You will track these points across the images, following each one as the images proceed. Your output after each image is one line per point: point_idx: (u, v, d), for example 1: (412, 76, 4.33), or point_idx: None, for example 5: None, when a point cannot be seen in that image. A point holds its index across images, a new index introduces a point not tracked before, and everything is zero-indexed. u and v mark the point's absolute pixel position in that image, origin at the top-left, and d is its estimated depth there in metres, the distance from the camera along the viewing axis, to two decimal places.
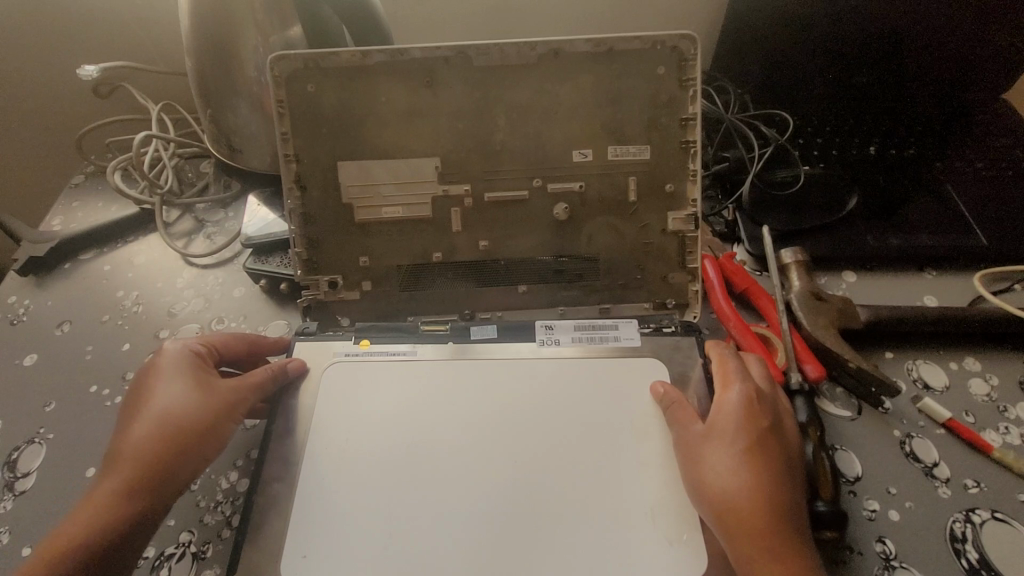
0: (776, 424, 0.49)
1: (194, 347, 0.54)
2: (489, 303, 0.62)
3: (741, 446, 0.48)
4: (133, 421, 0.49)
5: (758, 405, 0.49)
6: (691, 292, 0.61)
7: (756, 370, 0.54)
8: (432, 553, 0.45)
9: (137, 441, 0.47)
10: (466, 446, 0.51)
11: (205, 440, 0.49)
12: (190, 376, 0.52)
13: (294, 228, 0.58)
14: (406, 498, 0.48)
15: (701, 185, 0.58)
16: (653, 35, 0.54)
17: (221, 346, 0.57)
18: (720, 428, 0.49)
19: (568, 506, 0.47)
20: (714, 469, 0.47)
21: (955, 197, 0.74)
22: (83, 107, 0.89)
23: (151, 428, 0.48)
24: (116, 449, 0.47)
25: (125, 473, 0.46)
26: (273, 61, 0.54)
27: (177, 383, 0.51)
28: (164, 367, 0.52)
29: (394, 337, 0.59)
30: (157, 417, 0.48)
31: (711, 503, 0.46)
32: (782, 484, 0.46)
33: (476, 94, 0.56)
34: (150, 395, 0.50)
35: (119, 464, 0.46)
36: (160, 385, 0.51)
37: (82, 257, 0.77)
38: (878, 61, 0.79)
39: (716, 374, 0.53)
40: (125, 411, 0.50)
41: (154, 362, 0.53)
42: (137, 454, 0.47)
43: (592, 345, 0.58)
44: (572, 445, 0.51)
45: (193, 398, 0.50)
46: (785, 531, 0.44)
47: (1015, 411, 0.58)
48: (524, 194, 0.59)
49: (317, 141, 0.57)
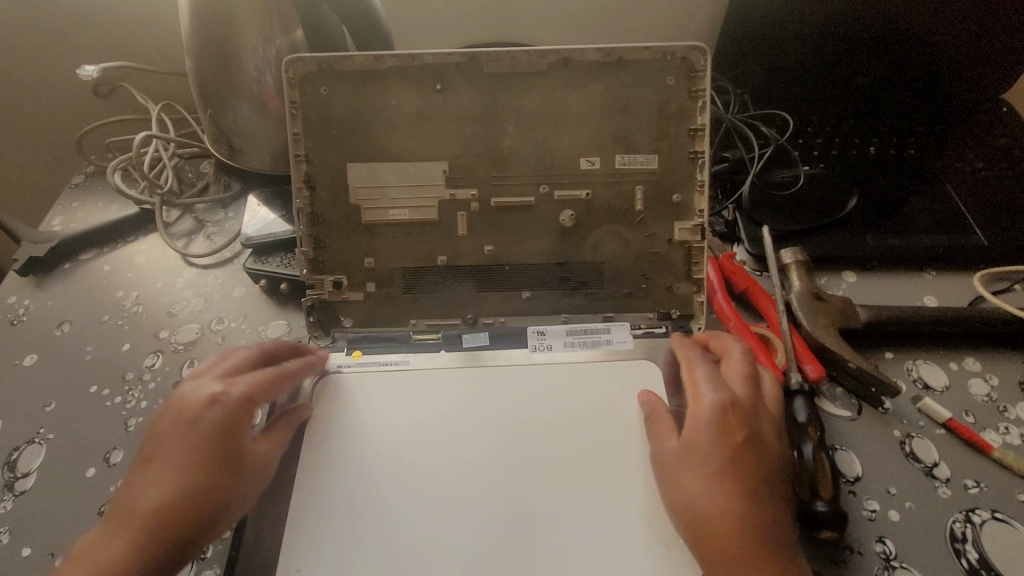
0: (753, 433, 0.48)
1: (233, 398, 0.49)
2: (492, 308, 0.61)
3: (716, 464, 0.46)
4: (159, 472, 0.45)
5: (732, 417, 0.48)
6: (697, 303, 0.60)
7: (731, 373, 0.52)
8: (428, 560, 0.45)
9: (161, 501, 0.44)
10: (453, 450, 0.51)
11: (229, 515, 0.46)
12: (225, 424, 0.47)
13: (300, 227, 0.58)
14: (404, 500, 0.48)
15: (707, 196, 0.57)
16: (665, 46, 0.54)
17: (262, 383, 0.51)
18: (696, 444, 0.48)
19: (561, 513, 0.47)
20: (691, 489, 0.46)
21: (955, 197, 0.73)
22: (82, 107, 0.89)
23: (175, 493, 0.44)
24: (137, 502, 0.44)
25: (147, 525, 0.43)
26: (288, 63, 0.55)
27: (211, 448, 0.46)
28: (199, 419, 0.47)
29: (385, 347, 0.60)
30: (182, 470, 0.45)
31: (690, 523, 0.45)
32: (760, 499, 0.45)
33: (488, 100, 0.56)
34: (182, 441, 0.46)
35: (133, 521, 0.44)
36: (187, 430, 0.46)
37: (82, 257, 0.77)
38: (875, 61, 0.80)
39: (688, 384, 0.52)
40: (152, 447, 0.47)
41: (189, 402, 0.48)
42: (156, 517, 0.44)
43: (585, 349, 0.59)
44: (564, 453, 0.51)
45: (222, 453, 0.46)
46: (763, 548, 0.43)
47: (1015, 411, 0.58)
48: (529, 201, 0.58)
49: (328, 142, 0.57)
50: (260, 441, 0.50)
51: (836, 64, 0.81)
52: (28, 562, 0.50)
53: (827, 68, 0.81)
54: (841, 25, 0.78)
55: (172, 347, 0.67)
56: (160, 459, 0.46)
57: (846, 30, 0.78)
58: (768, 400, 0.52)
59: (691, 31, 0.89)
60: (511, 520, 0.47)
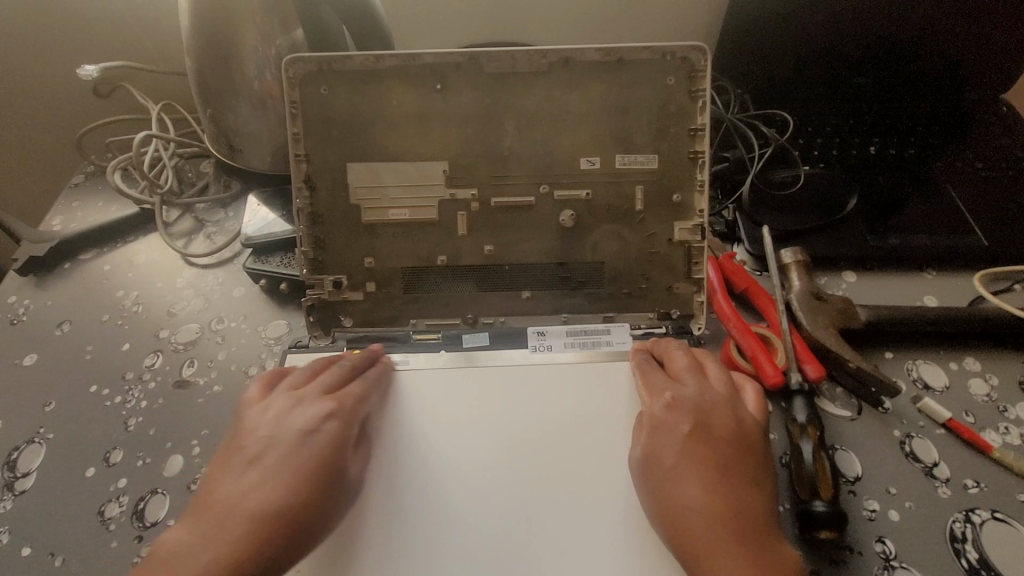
0: (705, 423, 0.48)
1: (342, 415, 0.49)
2: (492, 309, 0.61)
3: (675, 460, 0.46)
4: (267, 478, 0.45)
5: (680, 410, 0.48)
6: (697, 303, 0.60)
7: (676, 363, 0.53)
8: (436, 557, 0.45)
9: (266, 509, 0.43)
10: (446, 448, 0.51)
11: (321, 532, 0.45)
12: (337, 439, 0.48)
13: (300, 227, 0.58)
14: (403, 497, 0.49)
15: (707, 196, 0.57)
16: (664, 45, 0.54)
17: (358, 399, 0.51)
18: (655, 445, 0.47)
19: (550, 514, 0.47)
20: (663, 489, 0.45)
21: (955, 197, 0.73)
22: (82, 107, 0.89)
23: (284, 502, 0.44)
24: (241, 506, 0.44)
25: (257, 529, 0.43)
26: (287, 63, 0.55)
27: (320, 461, 0.46)
28: (311, 432, 0.47)
29: (385, 347, 0.60)
30: (293, 478, 0.45)
31: (667, 524, 0.44)
32: (725, 490, 0.44)
33: (488, 100, 0.56)
34: (296, 447, 0.46)
35: (235, 527, 0.43)
36: (302, 438, 0.47)
37: (82, 257, 0.77)
38: (874, 61, 0.80)
39: (642, 388, 0.53)
40: (258, 450, 0.47)
41: (301, 414, 0.48)
42: (257, 526, 0.43)
43: (585, 350, 0.59)
44: (556, 455, 0.51)
45: (331, 466, 0.47)
46: (735, 538, 0.42)
47: (1015, 411, 0.58)
48: (530, 201, 0.58)
49: (328, 141, 0.57)
50: (356, 460, 0.49)
51: (835, 65, 0.81)
52: (28, 562, 0.50)
53: (826, 70, 0.82)
54: (839, 27, 0.78)
55: (172, 347, 0.67)
56: (271, 464, 0.46)
57: (844, 31, 0.78)
58: (717, 384, 0.51)
59: (691, 30, 0.89)
60: (511, 519, 0.47)
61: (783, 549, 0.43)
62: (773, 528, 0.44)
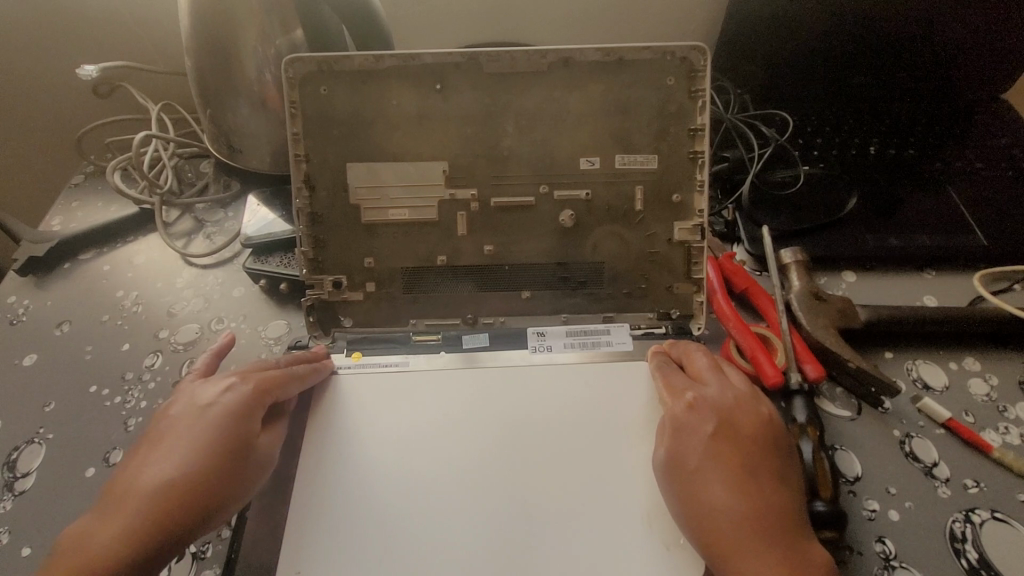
0: (728, 423, 0.49)
1: (242, 387, 0.51)
2: (492, 309, 0.61)
3: (698, 461, 0.47)
4: (165, 454, 0.46)
5: (700, 412, 0.49)
6: (697, 303, 0.60)
7: (700, 364, 0.54)
8: (457, 552, 0.46)
9: (162, 479, 0.45)
10: (463, 446, 0.52)
11: (226, 501, 0.46)
12: (240, 413, 0.49)
13: (300, 227, 0.58)
14: (418, 495, 0.49)
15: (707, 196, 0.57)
16: (665, 45, 0.54)
17: (270, 379, 0.52)
18: (680, 448, 0.48)
19: (560, 510, 0.48)
20: (693, 490, 0.46)
21: (955, 197, 0.73)
22: (81, 107, 0.89)
23: (177, 474, 0.45)
24: (141, 479, 0.45)
25: (147, 504, 0.44)
26: (287, 63, 0.55)
27: (214, 435, 0.47)
28: (208, 406, 0.49)
29: (386, 348, 0.60)
30: (185, 448, 0.46)
31: (698, 525, 0.45)
32: (755, 489, 0.45)
33: (488, 101, 0.56)
34: (190, 423, 0.48)
35: (134, 501, 0.44)
36: (197, 414, 0.48)
37: (81, 257, 0.77)
38: (875, 61, 0.80)
39: (665, 390, 0.53)
40: (158, 429, 0.49)
41: (198, 397, 0.50)
42: (156, 497, 0.44)
43: (585, 350, 0.59)
44: (562, 452, 0.51)
45: (226, 436, 0.48)
46: (764, 538, 0.43)
47: (1015, 411, 0.58)
48: (529, 201, 0.58)
49: (328, 142, 0.57)
50: (264, 436, 0.51)
51: (835, 63, 0.81)
52: (28, 561, 0.50)
53: (828, 67, 0.81)
54: (839, 26, 0.78)
55: (172, 347, 0.67)
56: (168, 439, 0.47)
57: (845, 30, 0.78)
58: (739, 388, 0.52)
59: (691, 31, 0.89)
60: (514, 513, 0.47)
61: (811, 547, 0.43)
62: (808, 528, 0.45)
